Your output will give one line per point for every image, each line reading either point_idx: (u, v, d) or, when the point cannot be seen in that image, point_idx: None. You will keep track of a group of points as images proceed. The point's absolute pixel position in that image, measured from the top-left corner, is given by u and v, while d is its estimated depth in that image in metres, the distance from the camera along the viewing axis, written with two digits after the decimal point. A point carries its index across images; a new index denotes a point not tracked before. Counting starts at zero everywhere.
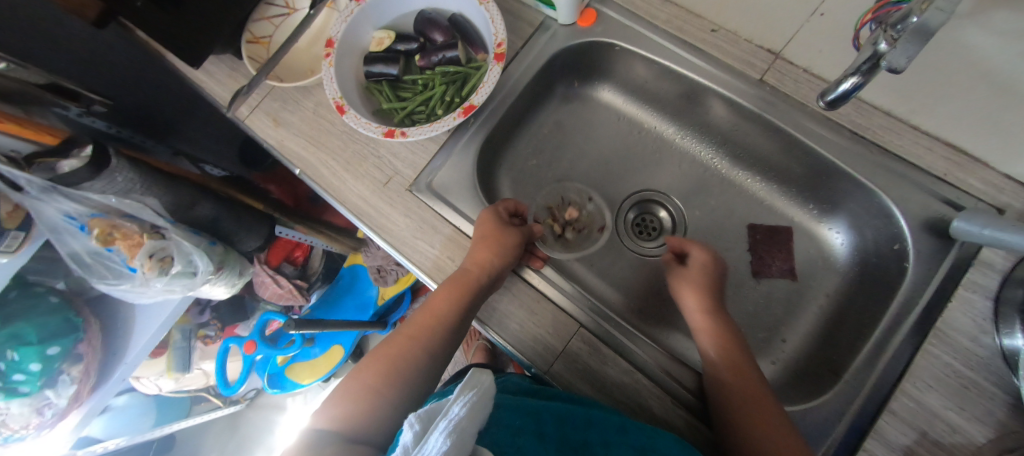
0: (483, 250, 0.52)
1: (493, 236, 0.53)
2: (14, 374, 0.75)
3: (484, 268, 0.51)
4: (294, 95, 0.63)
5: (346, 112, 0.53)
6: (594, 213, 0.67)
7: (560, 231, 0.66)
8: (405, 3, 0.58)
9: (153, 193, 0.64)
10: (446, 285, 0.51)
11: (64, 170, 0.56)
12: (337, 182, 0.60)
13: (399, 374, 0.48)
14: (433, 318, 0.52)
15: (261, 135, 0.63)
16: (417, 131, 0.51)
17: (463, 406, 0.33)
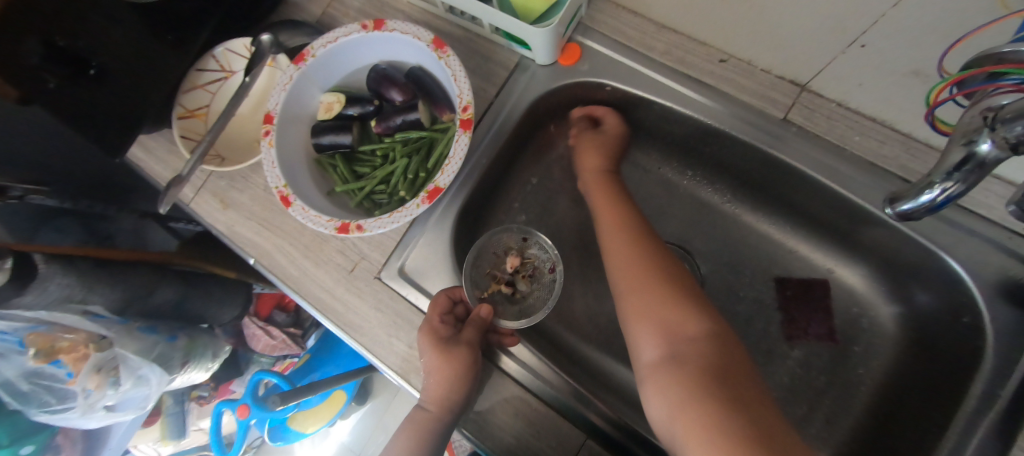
0: (437, 388, 0.43)
1: (442, 371, 0.43)
2: None
3: (444, 410, 0.43)
4: (242, 171, 0.55)
5: (292, 203, 0.44)
6: (538, 253, 0.52)
7: (507, 288, 0.51)
8: (355, 57, 0.49)
9: (96, 298, 0.57)
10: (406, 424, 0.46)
11: None
12: (296, 272, 0.52)
13: None
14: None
15: (209, 219, 0.55)
16: (375, 224, 0.42)
17: None
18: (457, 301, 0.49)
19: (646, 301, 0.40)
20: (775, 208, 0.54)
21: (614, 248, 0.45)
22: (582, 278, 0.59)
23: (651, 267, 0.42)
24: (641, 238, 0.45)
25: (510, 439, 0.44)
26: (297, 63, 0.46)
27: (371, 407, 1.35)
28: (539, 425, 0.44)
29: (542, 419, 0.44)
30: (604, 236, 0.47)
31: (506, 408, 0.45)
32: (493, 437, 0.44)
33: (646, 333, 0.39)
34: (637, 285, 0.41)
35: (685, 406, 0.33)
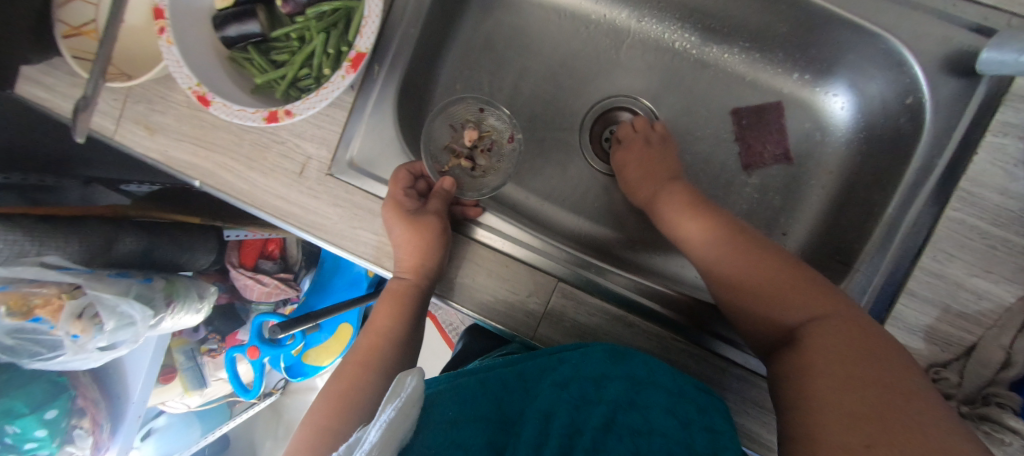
0: (410, 258, 0.45)
1: (412, 243, 0.45)
2: (24, 443, 0.74)
3: (420, 276, 0.45)
4: (158, 90, 0.51)
5: (212, 102, 0.41)
6: (496, 125, 0.53)
7: (468, 162, 0.52)
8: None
9: (53, 249, 0.56)
10: (385, 299, 0.49)
11: None
12: (245, 185, 0.50)
13: (371, 384, 0.46)
14: (378, 336, 0.49)
15: (138, 150, 0.52)
16: (304, 106, 0.40)
17: (378, 430, 0.30)
18: (419, 177, 0.50)
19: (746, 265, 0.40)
20: (725, 35, 0.52)
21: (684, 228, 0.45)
22: (540, 147, 0.57)
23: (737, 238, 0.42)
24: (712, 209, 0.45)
25: (482, 293, 0.46)
26: None
27: None
28: (511, 276, 0.45)
29: (513, 269, 0.45)
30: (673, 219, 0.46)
31: (477, 267, 0.46)
32: (472, 293, 0.46)
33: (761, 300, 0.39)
34: (722, 250, 0.42)
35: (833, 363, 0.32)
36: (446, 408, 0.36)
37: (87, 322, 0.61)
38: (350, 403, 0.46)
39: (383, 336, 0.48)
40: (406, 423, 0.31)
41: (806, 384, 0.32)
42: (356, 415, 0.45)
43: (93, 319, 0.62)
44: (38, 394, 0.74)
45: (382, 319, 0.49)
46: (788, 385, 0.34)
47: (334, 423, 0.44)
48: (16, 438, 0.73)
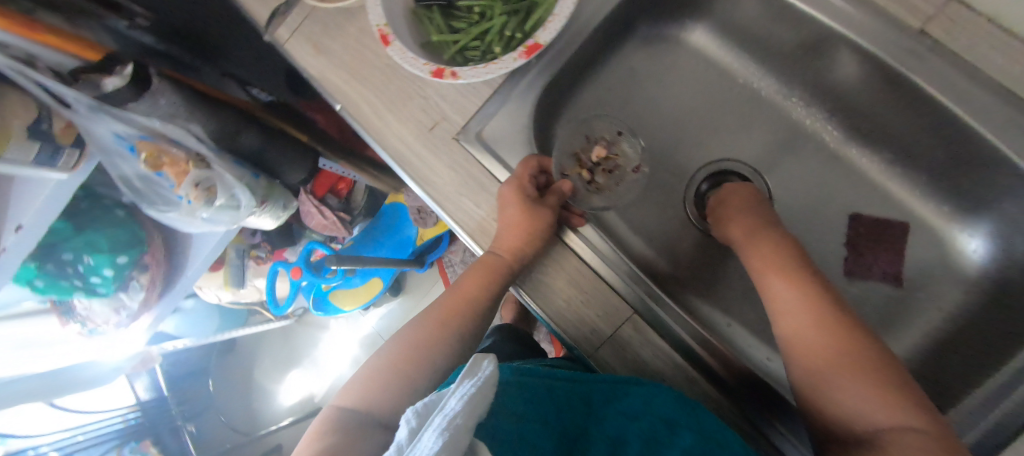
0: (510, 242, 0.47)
1: (522, 221, 0.47)
2: (92, 276, 0.82)
3: (515, 257, 0.46)
4: (338, 19, 0.57)
5: (391, 43, 0.45)
6: (629, 151, 0.54)
7: (588, 176, 0.53)
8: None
9: (199, 119, 0.64)
10: (476, 267, 0.50)
11: (109, 88, 0.54)
12: (378, 123, 0.54)
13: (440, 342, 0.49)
14: (463, 299, 0.51)
15: (300, 62, 0.57)
16: (471, 73, 0.43)
17: (459, 400, 0.29)
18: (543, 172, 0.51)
19: (832, 345, 0.37)
20: (875, 140, 0.52)
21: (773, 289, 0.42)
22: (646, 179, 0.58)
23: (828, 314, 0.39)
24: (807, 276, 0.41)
25: (559, 297, 0.46)
26: None
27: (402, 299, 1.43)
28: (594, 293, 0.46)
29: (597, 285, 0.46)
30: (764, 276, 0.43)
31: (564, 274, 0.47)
32: (552, 294, 0.47)
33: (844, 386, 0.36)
34: (812, 322, 0.39)
35: None
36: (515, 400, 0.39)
37: (201, 191, 0.65)
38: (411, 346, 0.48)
39: (463, 301, 0.51)
40: (481, 404, 0.29)
41: None
42: (412, 365, 0.47)
43: (207, 192, 0.66)
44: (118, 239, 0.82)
45: (468, 283, 0.52)
46: None
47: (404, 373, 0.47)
48: (87, 268, 0.81)
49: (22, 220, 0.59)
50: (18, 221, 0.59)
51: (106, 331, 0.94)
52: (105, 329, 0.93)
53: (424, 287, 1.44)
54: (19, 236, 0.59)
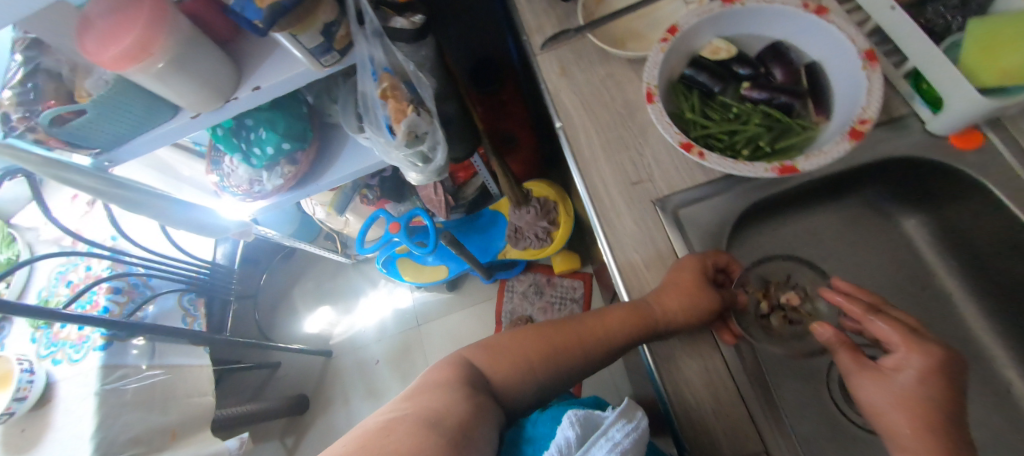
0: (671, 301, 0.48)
1: (690, 289, 0.48)
2: (256, 146, 0.92)
3: (667, 317, 0.48)
4: (592, 56, 0.63)
5: (654, 101, 0.50)
6: (824, 314, 0.51)
7: (766, 311, 0.52)
8: (758, 27, 0.53)
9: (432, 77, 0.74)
10: (626, 307, 0.51)
11: (397, 26, 0.64)
12: (588, 155, 0.58)
13: (557, 358, 0.52)
14: (599, 329, 0.53)
15: (544, 75, 0.64)
16: (718, 161, 0.46)
17: (626, 435, 0.44)
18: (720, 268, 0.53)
19: None
20: None
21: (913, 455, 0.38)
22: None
23: None
24: None
25: (690, 378, 0.47)
26: (725, 2, 0.52)
27: (454, 298, 1.45)
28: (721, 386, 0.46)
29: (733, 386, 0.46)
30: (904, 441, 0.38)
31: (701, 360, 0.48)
32: (682, 372, 0.47)
33: None
34: None
35: None
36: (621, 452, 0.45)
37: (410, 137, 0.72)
38: (536, 346, 0.52)
39: (587, 333, 0.53)
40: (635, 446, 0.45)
41: None
42: (515, 367, 0.51)
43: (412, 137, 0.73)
44: (291, 128, 0.93)
45: (607, 319, 0.52)
46: None
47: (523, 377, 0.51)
48: (257, 139, 0.92)
49: (262, 82, 0.71)
50: (257, 82, 0.71)
51: (233, 194, 1.00)
52: (235, 194, 1.00)
53: (482, 296, 1.43)
54: (253, 94, 0.72)
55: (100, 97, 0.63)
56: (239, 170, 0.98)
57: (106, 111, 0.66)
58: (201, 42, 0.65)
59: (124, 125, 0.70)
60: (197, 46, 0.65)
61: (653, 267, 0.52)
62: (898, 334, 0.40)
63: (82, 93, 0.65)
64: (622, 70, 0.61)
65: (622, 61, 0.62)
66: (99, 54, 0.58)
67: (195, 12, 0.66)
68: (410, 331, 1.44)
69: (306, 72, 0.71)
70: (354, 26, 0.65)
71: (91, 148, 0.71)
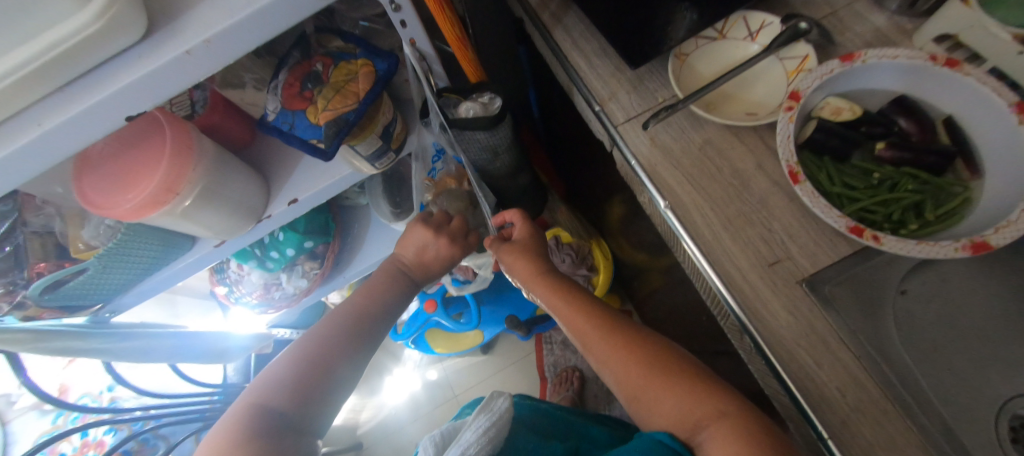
0: (589, 322, 0.58)
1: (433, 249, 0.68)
2: (274, 250, 0.80)
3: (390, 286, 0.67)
4: (683, 122, 0.58)
5: (800, 181, 0.45)
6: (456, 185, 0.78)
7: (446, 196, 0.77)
8: (875, 81, 0.50)
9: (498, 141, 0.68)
10: (391, 275, 0.68)
11: (466, 111, 0.62)
12: (710, 237, 0.53)
13: (352, 341, 0.60)
14: (377, 297, 0.65)
15: (633, 150, 0.58)
16: (898, 244, 0.43)
17: (476, 429, 0.55)
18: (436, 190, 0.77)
19: (619, 355, 0.54)
20: None
21: (599, 344, 0.56)
22: (991, 388, 0.49)
23: (628, 344, 0.55)
24: (612, 325, 0.57)
25: (617, 371, 0.54)
26: (844, 60, 0.48)
27: (488, 360, 1.34)
28: (645, 363, 0.52)
29: (634, 355, 0.53)
30: (589, 338, 0.57)
31: (586, 316, 0.59)
32: (559, 300, 0.62)
33: (668, 400, 0.49)
34: (615, 355, 0.54)
35: (731, 434, 0.43)
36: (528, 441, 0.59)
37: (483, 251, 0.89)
38: (374, 286, 0.66)
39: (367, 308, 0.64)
40: (487, 433, 0.55)
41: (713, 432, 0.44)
42: (327, 355, 0.57)
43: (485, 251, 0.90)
44: (313, 224, 0.82)
45: (381, 280, 0.67)
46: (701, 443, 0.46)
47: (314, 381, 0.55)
48: (274, 242, 0.79)
49: (300, 193, 0.60)
50: (294, 193, 0.60)
51: (247, 304, 0.85)
52: (249, 303, 0.85)
53: (518, 353, 1.34)
54: (289, 208, 0.61)
55: (109, 251, 0.51)
56: (251, 276, 0.82)
57: (114, 263, 0.53)
58: (226, 162, 0.54)
59: (133, 272, 0.56)
60: (225, 170, 0.54)
61: (826, 363, 0.47)
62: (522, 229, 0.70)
63: (79, 245, 0.51)
64: (720, 135, 0.56)
65: (718, 125, 0.57)
66: (112, 206, 0.46)
67: (213, 124, 0.56)
68: (446, 405, 1.31)
69: (350, 175, 0.61)
70: (415, 120, 0.60)
71: (88, 305, 0.57)
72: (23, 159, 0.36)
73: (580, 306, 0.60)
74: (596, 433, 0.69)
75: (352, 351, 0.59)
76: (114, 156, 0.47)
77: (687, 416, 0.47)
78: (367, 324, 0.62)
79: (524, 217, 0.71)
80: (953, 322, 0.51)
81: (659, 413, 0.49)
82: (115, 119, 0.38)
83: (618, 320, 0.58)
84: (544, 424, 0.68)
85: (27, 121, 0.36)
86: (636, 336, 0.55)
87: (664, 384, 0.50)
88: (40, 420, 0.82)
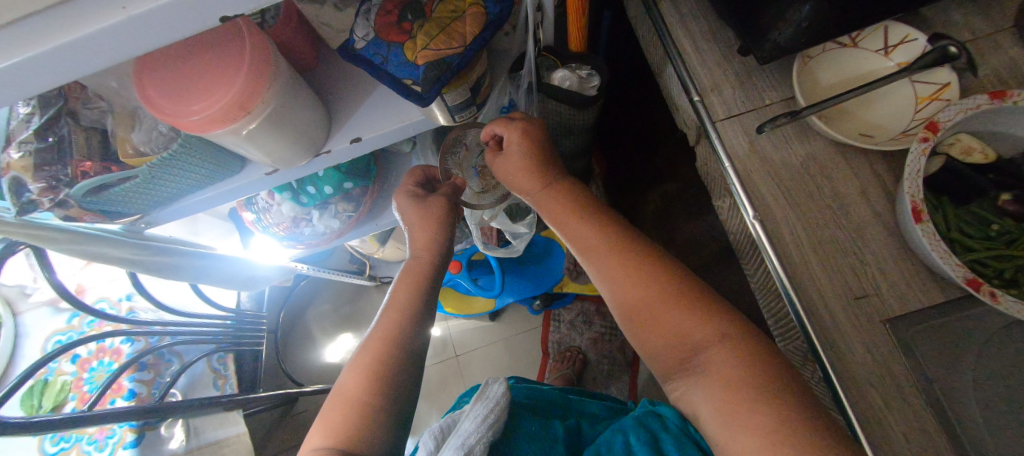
0: (592, 231, 0.51)
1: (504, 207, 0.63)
2: (310, 185, 0.75)
3: (411, 295, 0.57)
4: (788, 131, 0.54)
5: (922, 220, 0.43)
6: None
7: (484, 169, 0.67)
8: (1018, 127, 0.45)
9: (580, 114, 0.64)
10: (406, 282, 0.58)
11: (558, 77, 0.57)
12: (797, 258, 0.50)
13: (396, 355, 0.52)
14: (398, 312, 0.55)
15: (731, 152, 0.54)
16: (1014, 305, 0.40)
17: (472, 424, 0.49)
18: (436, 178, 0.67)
19: (624, 275, 0.49)
20: None
21: (600, 259, 0.50)
22: None
23: (633, 261, 0.49)
24: (617, 239, 0.50)
25: (617, 289, 0.49)
26: (994, 97, 0.44)
27: (493, 326, 1.35)
28: (650, 282, 0.47)
29: (636, 268, 0.48)
30: (587, 248, 0.51)
31: (590, 229, 0.52)
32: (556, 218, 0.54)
33: (670, 327, 0.46)
34: (618, 274, 0.49)
35: (741, 377, 0.41)
36: (528, 422, 0.58)
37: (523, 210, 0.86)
38: (403, 293, 0.57)
39: (398, 317, 0.55)
40: (483, 423, 0.49)
41: (711, 360, 0.43)
42: (376, 375, 0.50)
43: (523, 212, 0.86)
44: (357, 164, 0.78)
45: (398, 294, 0.57)
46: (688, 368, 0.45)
47: (375, 402, 0.48)
48: (313, 177, 0.75)
49: (364, 132, 0.56)
50: (357, 132, 0.56)
51: (274, 235, 0.82)
52: (275, 234, 0.82)
53: (524, 324, 1.34)
54: (350, 147, 0.56)
55: (161, 160, 0.46)
56: (282, 207, 0.78)
57: (163, 174, 0.49)
58: (298, 87, 0.49)
59: (177, 186, 0.52)
60: (296, 95, 0.49)
61: (897, 407, 0.45)
62: (512, 140, 0.53)
63: (128, 149, 0.47)
64: (826, 152, 0.52)
65: (825, 141, 0.53)
66: (178, 115, 0.41)
67: (283, 39, 0.51)
68: (446, 362, 1.32)
69: (421, 121, 0.56)
70: (503, 72, 0.55)
71: (128, 213, 0.53)
72: (95, 46, 0.31)
73: (574, 215, 0.53)
74: (592, 409, 0.68)
75: (403, 359, 0.52)
76: (181, 58, 0.42)
77: (683, 348, 0.45)
78: (405, 333, 0.54)
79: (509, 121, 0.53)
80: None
81: (656, 333, 0.47)
82: (208, 16, 0.33)
83: (625, 229, 0.51)
84: (543, 403, 0.66)
85: (105, 1, 0.30)
86: (644, 253, 0.49)
87: (664, 305, 0.46)
88: (53, 318, 0.77)
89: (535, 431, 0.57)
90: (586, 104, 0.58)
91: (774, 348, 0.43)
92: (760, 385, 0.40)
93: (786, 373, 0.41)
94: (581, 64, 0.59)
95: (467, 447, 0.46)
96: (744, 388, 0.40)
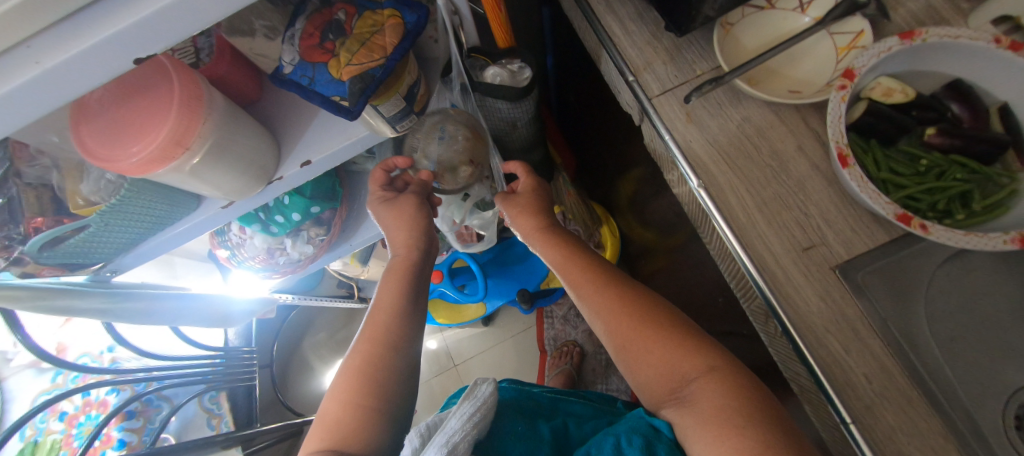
0: (584, 271, 0.57)
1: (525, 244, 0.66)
2: (278, 214, 0.76)
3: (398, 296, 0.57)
4: (721, 98, 0.55)
5: (848, 164, 0.44)
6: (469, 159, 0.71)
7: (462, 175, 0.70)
8: (932, 63, 0.47)
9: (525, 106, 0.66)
10: (393, 277, 0.59)
11: (491, 73, 0.60)
12: (743, 218, 0.51)
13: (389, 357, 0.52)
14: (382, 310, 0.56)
15: (670, 126, 0.55)
16: (945, 234, 0.41)
17: (458, 423, 0.49)
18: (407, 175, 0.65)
19: (614, 310, 0.52)
20: None
21: (593, 298, 0.54)
22: None
23: (622, 297, 0.53)
24: (607, 278, 0.55)
25: (607, 322, 0.52)
26: (903, 38, 0.45)
27: (489, 331, 1.35)
28: (640, 317, 0.51)
29: (625, 303, 0.52)
30: (582, 289, 0.56)
31: (584, 269, 0.57)
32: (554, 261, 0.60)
33: (658, 359, 0.48)
34: (609, 311, 0.53)
35: (732, 407, 0.42)
36: (513, 424, 0.58)
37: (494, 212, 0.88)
38: (390, 286, 0.58)
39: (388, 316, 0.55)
40: (470, 422, 0.49)
41: (699, 390, 0.44)
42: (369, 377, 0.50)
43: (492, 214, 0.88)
44: (322, 187, 0.79)
45: (387, 290, 0.58)
46: (678, 399, 0.46)
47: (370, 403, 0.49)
48: (278, 205, 0.76)
49: (314, 155, 0.57)
50: (307, 154, 0.57)
51: (250, 268, 0.83)
52: (252, 266, 0.82)
53: (518, 325, 1.35)
54: (302, 170, 0.58)
55: (109, 207, 0.47)
56: (254, 240, 0.79)
57: (117, 221, 0.49)
58: (238, 118, 0.51)
59: (135, 230, 0.53)
60: (236, 128, 0.50)
61: (855, 350, 0.46)
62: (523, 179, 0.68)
63: (78, 200, 0.48)
64: (758, 112, 0.54)
65: (757, 102, 0.54)
66: (117, 161, 0.42)
67: (220, 75, 0.52)
68: (446, 373, 1.32)
69: (367, 137, 0.57)
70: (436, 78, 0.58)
71: (90, 263, 0.54)
72: (12, 103, 0.32)
73: (569, 257, 0.59)
74: (579, 409, 0.69)
75: (394, 356, 0.52)
76: (115, 105, 0.43)
77: (672, 380, 0.47)
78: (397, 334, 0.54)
79: (527, 169, 0.68)
80: (999, 319, 0.47)
81: (647, 364, 0.49)
82: (122, 61, 0.34)
83: (614, 274, 0.56)
84: (529, 402, 0.66)
85: (16, 59, 0.31)
86: (634, 292, 0.54)
87: (654, 335, 0.49)
88: (37, 378, 0.79)
89: (522, 432, 0.57)
90: (523, 94, 0.61)
91: (760, 388, 0.45)
92: (749, 418, 0.41)
93: (761, 396, 0.43)
94: (513, 57, 0.62)
95: (453, 444, 0.46)
96: (735, 419, 0.41)
